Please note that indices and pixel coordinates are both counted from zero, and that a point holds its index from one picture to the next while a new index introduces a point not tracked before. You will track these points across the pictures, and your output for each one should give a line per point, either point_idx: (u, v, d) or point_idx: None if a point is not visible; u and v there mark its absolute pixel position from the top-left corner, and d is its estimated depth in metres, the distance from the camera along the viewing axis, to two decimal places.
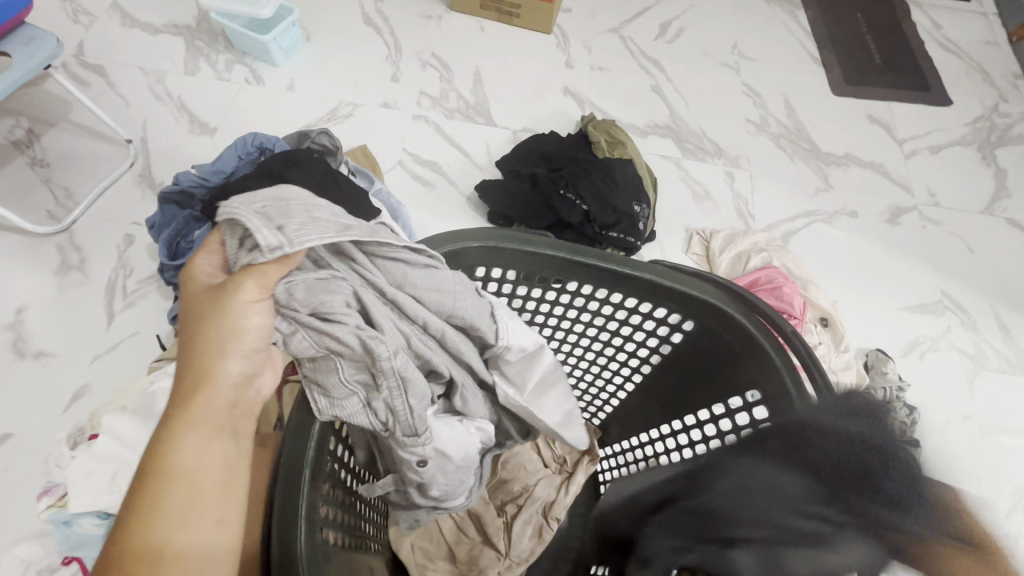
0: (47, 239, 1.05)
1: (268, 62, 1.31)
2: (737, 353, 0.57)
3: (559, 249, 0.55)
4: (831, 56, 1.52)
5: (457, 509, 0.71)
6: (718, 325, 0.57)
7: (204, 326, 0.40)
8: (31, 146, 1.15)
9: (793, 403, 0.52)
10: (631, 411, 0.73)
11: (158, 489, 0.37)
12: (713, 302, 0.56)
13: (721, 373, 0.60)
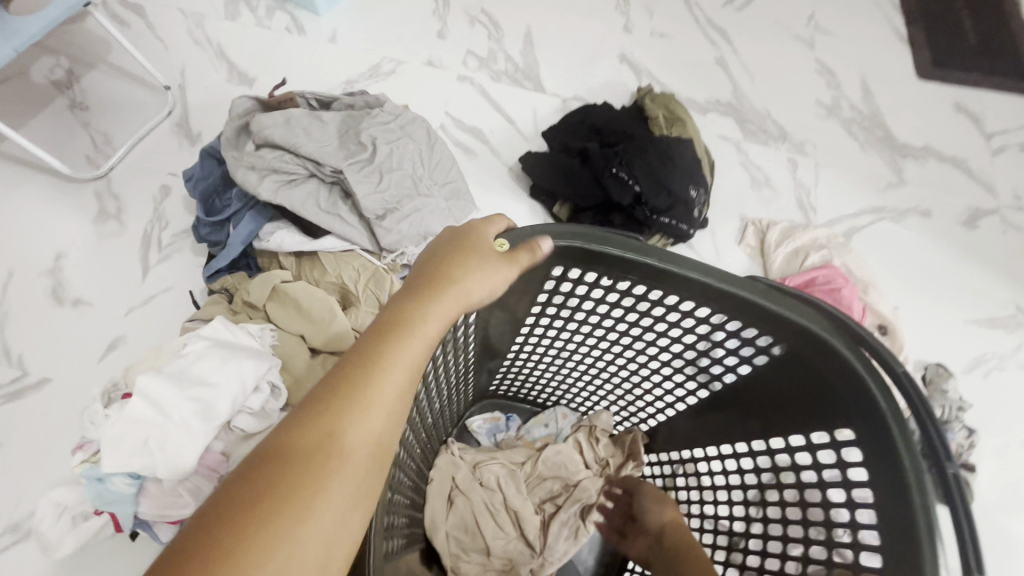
0: (86, 185, 1.04)
1: (310, 11, 1.25)
2: (835, 387, 0.52)
3: (643, 255, 0.50)
4: (919, 34, 1.38)
5: (494, 503, 0.68)
6: (816, 353, 0.51)
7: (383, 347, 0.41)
8: (70, 87, 1.12)
9: (899, 455, 0.48)
10: (682, 423, 0.69)
11: (355, 384, 0.39)
12: (811, 328, 0.50)
13: (811, 402, 0.55)
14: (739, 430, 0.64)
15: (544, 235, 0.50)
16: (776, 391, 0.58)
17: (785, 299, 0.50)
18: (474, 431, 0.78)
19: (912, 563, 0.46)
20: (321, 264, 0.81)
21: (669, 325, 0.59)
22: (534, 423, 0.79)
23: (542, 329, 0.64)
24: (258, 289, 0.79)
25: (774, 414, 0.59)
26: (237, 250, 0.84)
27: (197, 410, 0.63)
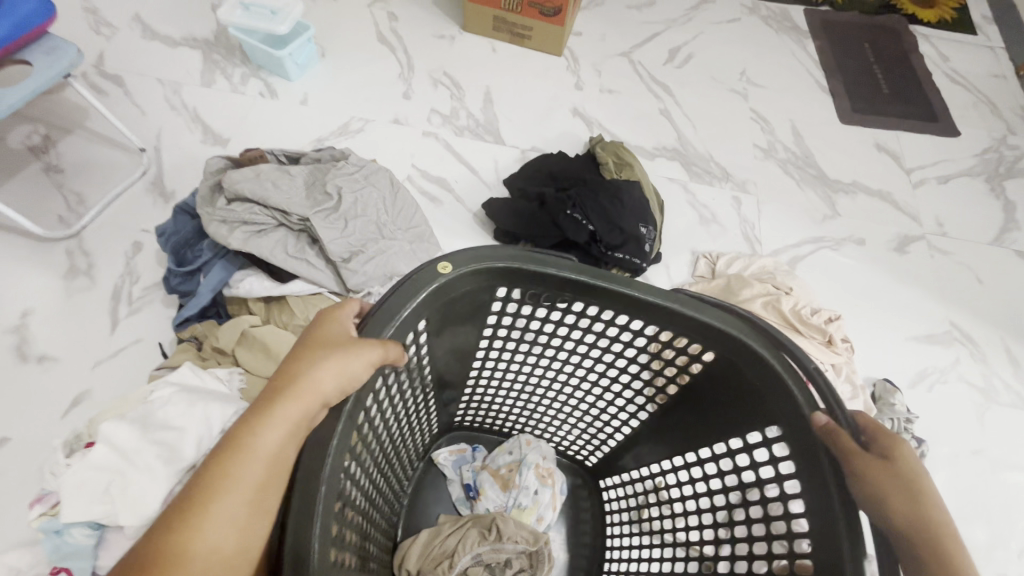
0: (57, 243, 1.06)
1: (283, 77, 1.33)
2: (761, 387, 0.56)
3: (580, 273, 0.56)
4: (839, 85, 1.54)
5: (460, 525, 0.71)
6: (739, 356, 0.56)
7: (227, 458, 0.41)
8: (46, 152, 1.16)
9: (819, 446, 0.51)
10: (640, 446, 0.71)
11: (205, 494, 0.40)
12: (729, 330, 0.55)
13: (743, 407, 0.59)
14: (688, 438, 0.66)
15: (480, 258, 0.55)
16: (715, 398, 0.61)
17: (704, 307, 0.56)
18: (440, 464, 0.78)
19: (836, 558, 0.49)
20: (288, 307, 0.84)
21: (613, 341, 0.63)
22: (499, 451, 0.79)
23: (497, 354, 0.68)
24: (226, 334, 0.82)
25: (713, 421, 0.63)
26: (207, 298, 0.86)
27: (160, 453, 0.63)
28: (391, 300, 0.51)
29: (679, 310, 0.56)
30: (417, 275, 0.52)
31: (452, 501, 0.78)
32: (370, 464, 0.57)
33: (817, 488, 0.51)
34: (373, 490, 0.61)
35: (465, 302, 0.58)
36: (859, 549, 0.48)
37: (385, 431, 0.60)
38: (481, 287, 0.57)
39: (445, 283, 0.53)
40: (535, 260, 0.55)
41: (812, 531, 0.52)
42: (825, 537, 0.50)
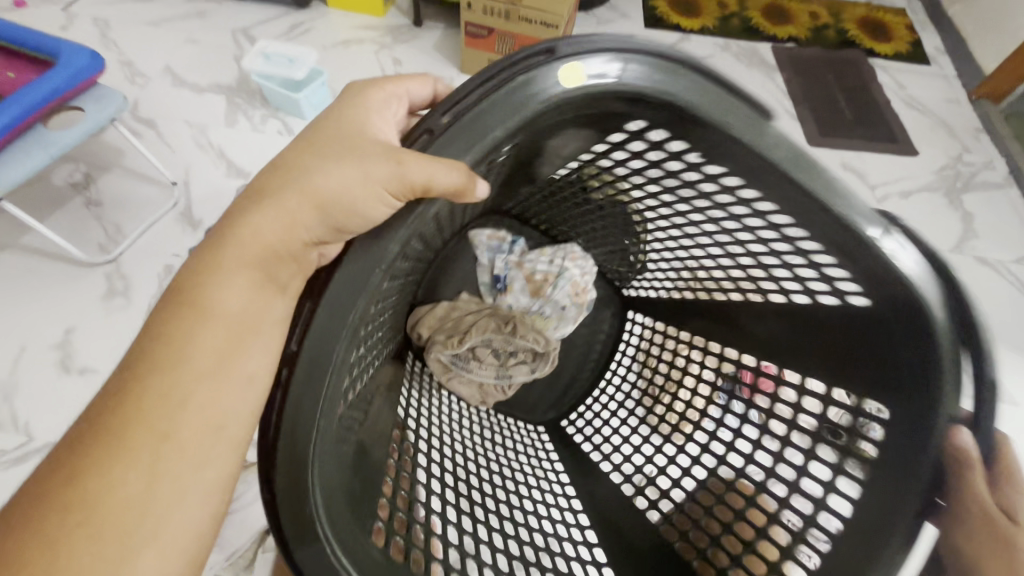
0: (97, 268, 1.17)
1: (298, 116, 1.47)
2: (901, 353, 0.57)
3: (756, 163, 0.53)
4: (805, 112, 1.68)
5: (477, 313, 0.87)
6: (900, 313, 0.56)
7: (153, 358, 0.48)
8: (87, 188, 1.29)
9: (919, 456, 0.53)
10: (751, 319, 0.74)
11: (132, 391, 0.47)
12: (847, 216, 0.52)
13: (867, 355, 0.61)
14: (817, 349, 0.68)
15: (669, 101, 0.51)
16: (849, 328, 0.63)
17: (832, 191, 0.52)
18: (477, 243, 0.89)
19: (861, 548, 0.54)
20: None
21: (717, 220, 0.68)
22: (537, 254, 0.90)
23: (615, 176, 0.71)
24: None
25: (854, 339, 0.63)
26: None
27: None
28: (500, 97, 0.49)
29: (782, 170, 0.52)
30: (538, 70, 0.49)
31: (479, 284, 0.91)
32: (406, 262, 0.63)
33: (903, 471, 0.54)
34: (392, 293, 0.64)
35: (614, 123, 0.58)
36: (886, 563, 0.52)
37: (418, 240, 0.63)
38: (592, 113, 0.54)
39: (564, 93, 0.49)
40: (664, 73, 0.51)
41: (861, 509, 0.56)
42: (876, 513, 0.55)
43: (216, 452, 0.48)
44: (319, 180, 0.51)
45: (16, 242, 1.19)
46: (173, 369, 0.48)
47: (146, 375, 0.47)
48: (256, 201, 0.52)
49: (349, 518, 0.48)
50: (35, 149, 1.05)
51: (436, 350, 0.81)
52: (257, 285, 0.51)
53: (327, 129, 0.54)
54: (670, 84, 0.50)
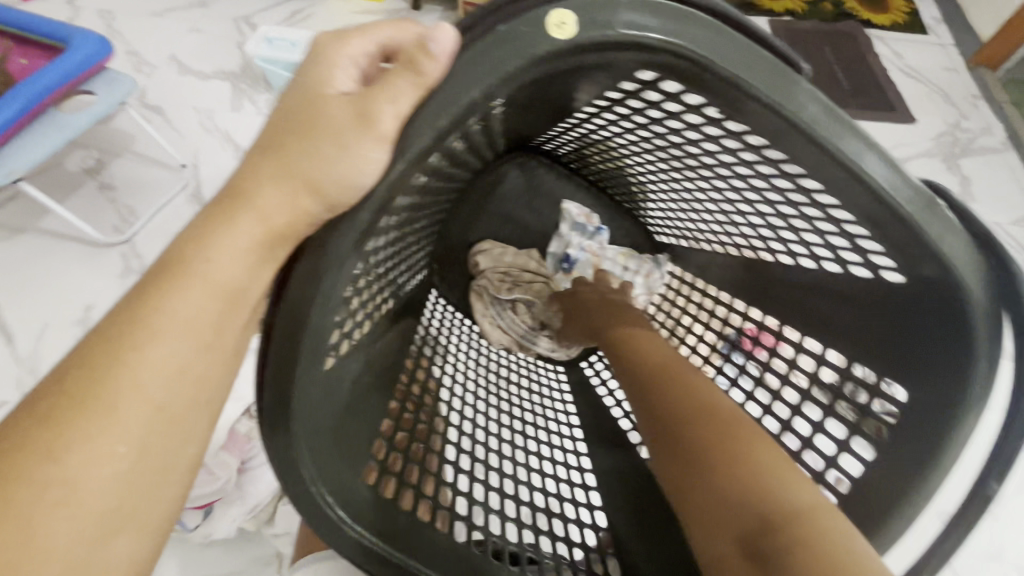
0: (113, 248, 1.20)
1: None
2: (919, 305, 0.55)
3: (768, 83, 0.45)
4: None
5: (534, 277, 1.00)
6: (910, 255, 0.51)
7: (138, 306, 0.42)
8: (100, 173, 1.32)
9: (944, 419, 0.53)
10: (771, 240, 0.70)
11: (119, 333, 0.41)
12: (885, 192, 0.48)
13: (900, 330, 0.58)
14: (841, 287, 0.64)
15: (670, 17, 0.43)
16: (883, 300, 0.59)
17: (868, 155, 0.47)
18: (568, 212, 0.95)
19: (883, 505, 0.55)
20: None
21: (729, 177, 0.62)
22: (617, 257, 0.96)
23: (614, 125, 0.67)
24: None
25: (875, 287, 0.59)
26: None
27: None
28: (469, 59, 0.42)
29: (819, 138, 0.46)
30: (526, 26, 0.42)
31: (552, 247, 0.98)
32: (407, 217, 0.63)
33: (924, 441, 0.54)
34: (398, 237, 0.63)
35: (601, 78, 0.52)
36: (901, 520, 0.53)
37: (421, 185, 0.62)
38: (581, 74, 0.49)
39: (555, 51, 0.42)
40: (679, 21, 0.43)
41: (871, 472, 0.58)
42: (887, 482, 0.55)
43: (202, 418, 0.44)
44: (309, 147, 0.43)
45: (34, 226, 1.22)
46: (159, 333, 0.41)
47: (127, 335, 0.41)
48: (263, 158, 0.45)
49: (342, 465, 0.50)
50: (51, 132, 1.09)
51: (486, 275, 0.96)
52: (257, 255, 0.44)
53: (294, 87, 0.46)
54: (698, 45, 0.43)
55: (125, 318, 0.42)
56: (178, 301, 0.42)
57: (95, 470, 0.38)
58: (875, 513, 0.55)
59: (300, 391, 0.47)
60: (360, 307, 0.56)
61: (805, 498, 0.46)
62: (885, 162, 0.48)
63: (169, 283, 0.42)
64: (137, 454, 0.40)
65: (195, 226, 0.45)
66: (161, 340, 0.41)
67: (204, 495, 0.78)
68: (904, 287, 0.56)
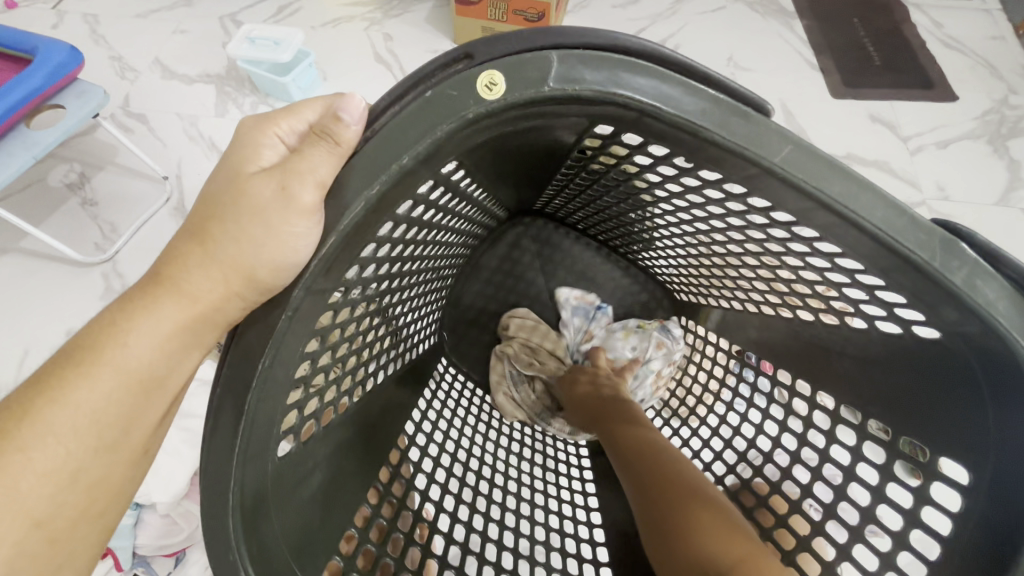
0: (94, 268, 1.16)
1: (287, 101, 1.42)
2: (966, 370, 0.49)
3: (713, 120, 0.43)
4: (828, 62, 1.54)
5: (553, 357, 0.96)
6: (926, 301, 0.45)
7: (84, 350, 0.48)
8: (82, 187, 1.28)
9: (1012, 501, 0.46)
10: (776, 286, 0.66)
11: (63, 374, 0.47)
12: (886, 232, 0.42)
13: (939, 393, 0.54)
14: (862, 353, 0.61)
15: (612, 82, 0.43)
16: (921, 361, 0.54)
17: (866, 197, 0.42)
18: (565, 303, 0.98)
19: None
20: None
21: (725, 225, 0.60)
22: (624, 342, 0.95)
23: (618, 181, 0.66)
24: None
25: (906, 348, 0.55)
26: None
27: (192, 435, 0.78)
28: (399, 126, 0.45)
29: (797, 184, 0.43)
30: (446, 93, 0.44)
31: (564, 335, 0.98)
32: (387, 277, 0.63)
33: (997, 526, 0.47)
34: (376, 297, 0.63)
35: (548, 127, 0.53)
36: None
37: (404, 249, 0.62)
38: (530, 119, 0.48)
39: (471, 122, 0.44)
40: (609, 68, 0.44)
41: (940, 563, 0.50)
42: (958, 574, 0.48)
43: (117, 459, 0.48)
44: (237, 235, 0.49)
45: (15, 246, 1.19)
46: (90, 378, 0.47)
47: (66, 376, 0.47)
48: (184, 245, 0.50)
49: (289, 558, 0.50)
50: (19, 150, 1.04)
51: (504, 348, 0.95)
52: (176, 340, 0.50)
53: (219, 170, 0.52)
54: (612, 77, 0.43)
55: (68, 362, 0.47)
56: (116, 351, 0.48)
57: (12, 496, 0.44)
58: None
59: (243, 468, 0.47)
60: (319, 371, 0.56)
61: (729, 554, 0.48)
62: (887, 205, 0.42)
63: (106, 336, 0.48)
64: (65, 518, 0.46)
65: (113, 307, 0.50)
66: (97, 383, 0.47)
67: (170, 542, 0.76)
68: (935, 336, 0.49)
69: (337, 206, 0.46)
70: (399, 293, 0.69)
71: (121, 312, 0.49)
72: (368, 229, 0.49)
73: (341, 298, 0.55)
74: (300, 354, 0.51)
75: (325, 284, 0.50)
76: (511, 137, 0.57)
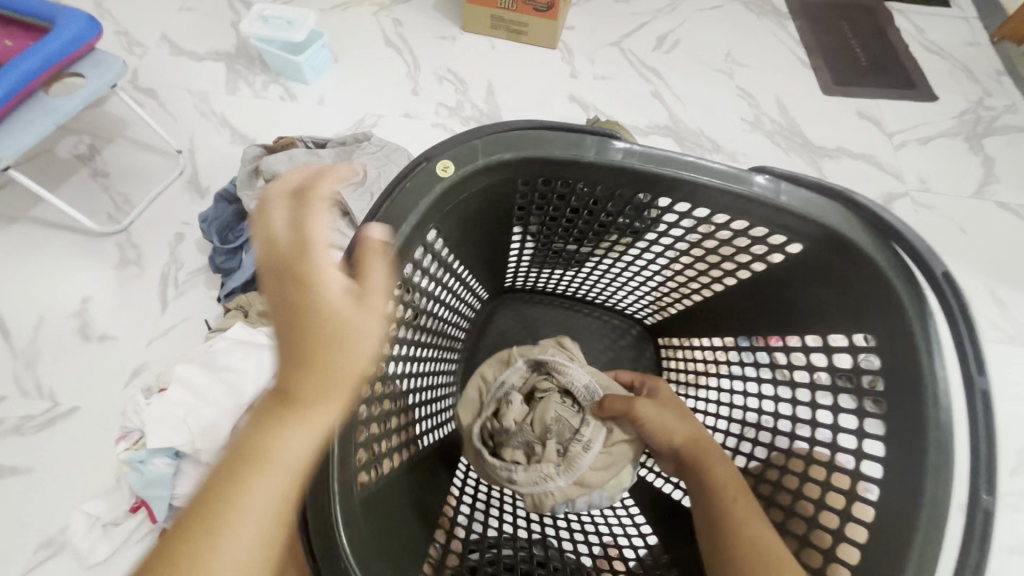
0: (107, 238, 1.17)
1: (299, 81, 1.44)
2: (853, 290, 0.63)
3: (638, 159, 0.62)
4: (819, 60, 1.63)
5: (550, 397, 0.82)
6: (833, 247, 0.62)
7: (233, 461, 0.43)
8: (92, 159, 1.28)
9: (920, 395, 0.57)
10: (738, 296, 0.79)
11: (219, 495, 0.41)
12: (800, 208, 0.61)
13: (851, 316, 0.65)
14: (787, 324, 0.75)
15: (546, 140, 0.61)
16: (837, 309, 0.67)
17: (764, 185, 0.61)
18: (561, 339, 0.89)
19: (910, 494, 0.55)
20: None
21: (688, 242, 0.74)
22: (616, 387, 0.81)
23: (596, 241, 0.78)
24: None
25: (831, 315, 0.68)
26: (252, 270, 0.97)
27: (227, 391, 0.82)
28: (396, 201, 0.56)
29: (722, 186, 0.62)
30: (421, 178, 0.57)
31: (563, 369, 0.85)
32: (420, 312, 0.69)
33: (907, 419, 0.58)
34: (415, 338, 0.70)
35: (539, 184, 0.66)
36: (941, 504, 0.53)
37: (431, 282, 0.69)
38: (512, 175, 0.63)
39: (445, 188, 0.58)
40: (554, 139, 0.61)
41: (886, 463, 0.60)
42: (898, 465, 0.58)
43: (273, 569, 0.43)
44: (352, 332, 0.46)
45: (26, 215, 1.19)
46: (249, 493, 0.42)
47: (224, 488, 0.41)
48: (291, 350, 0.46)
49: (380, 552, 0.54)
50: (38, 116, 1.04)
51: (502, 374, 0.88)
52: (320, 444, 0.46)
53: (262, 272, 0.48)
54: (520, 150, 0.61)
55: (224, 477, 0.42)
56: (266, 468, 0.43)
57: None
58: (899, 532, 0.54)
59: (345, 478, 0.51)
60: (381, 405, 0.62)
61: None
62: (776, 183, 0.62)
63: (257, 455, 0.43)
64: None
65: (247, 425, 0.45)
66: (260, 502, 0.42)
67: None
68: (801, 256, 0.67)
69: (366, 269, 0.54)
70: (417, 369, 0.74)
71: (255, 423, 0.45)
72: (411, 244, 0.58)
73: (387, 335, 0.61)
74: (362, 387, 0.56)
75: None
76: (505, 202, 0.69)
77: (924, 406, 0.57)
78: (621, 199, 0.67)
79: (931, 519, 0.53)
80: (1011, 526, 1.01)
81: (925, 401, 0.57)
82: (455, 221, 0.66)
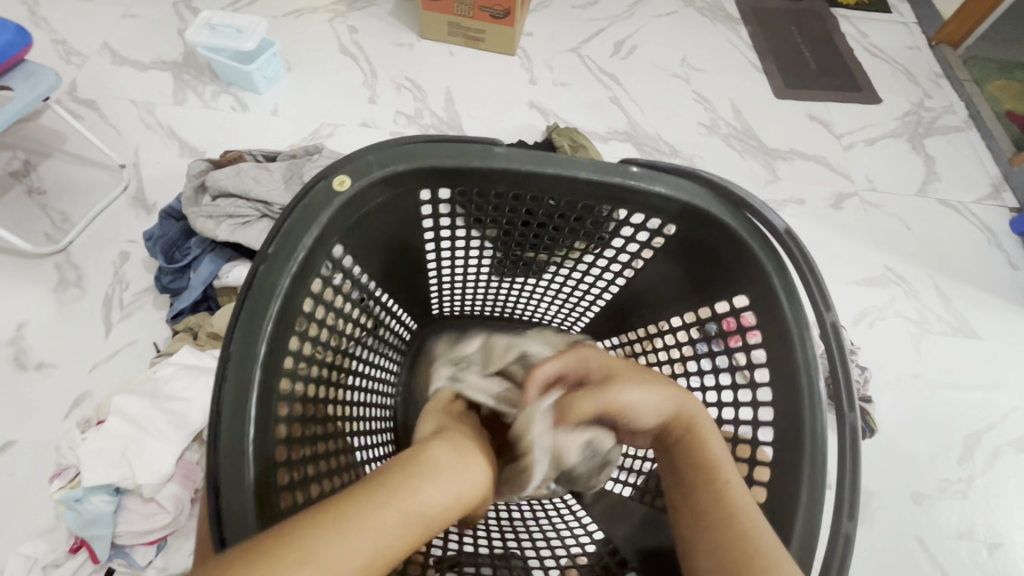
0: (45, 259, 1.10)
1: (251, 91, 1.40)
2: (732, 262, 0.65)
3: (519, 158, 0.63)
4: (770, 65, 1.67)
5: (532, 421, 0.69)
6: (701, 226, 0.65)
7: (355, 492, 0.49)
8: (27, 176, 1.21)
9: (795, 359, 0.60)
10: (639, 289, 0.78)
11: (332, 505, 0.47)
12: (673, 194, 0.63)
13: (731, 288, 0.67)
14: (678, 303, 0.75)
15: (417, 152, 0.61)
16: (720, 289, 0.68)
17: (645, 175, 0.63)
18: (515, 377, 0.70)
19: (797, 463, 0.58)
20: None
21: (598, 246, 0.74)
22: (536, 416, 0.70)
23: (510, 251, 0.77)
24: (220, 319, 0.89)
25: (715, 289, 0.69)
26: (199, 291, 0.93)
27: (171, 419, 0.79)
28: (289, 224, 0.55)
29: (607, 181, 0.63)
30: (315, 196, 0.56)
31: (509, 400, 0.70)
32: (343, 329, 0.69)
33: (787, 392, 0.61)
34: (342, 356, 0.70)
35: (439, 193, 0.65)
36: (818, 457, 0.57)
37: (352, 297, 0.69)
38: (401, 189, 0.63)
39: (339, 208, 0.57)
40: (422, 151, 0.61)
41: (775, 436, 0.62)
42: (786, 434, 0.60)
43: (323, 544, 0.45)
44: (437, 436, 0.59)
45: None
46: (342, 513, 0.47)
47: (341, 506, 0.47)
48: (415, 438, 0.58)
49: None
50: None
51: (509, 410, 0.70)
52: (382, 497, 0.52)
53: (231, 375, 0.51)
54: (408, 162, 0.60)
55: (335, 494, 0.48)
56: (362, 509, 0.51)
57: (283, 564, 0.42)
58: (788, 494, 0.57)
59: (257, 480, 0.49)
60: (305, 421, 0.61)
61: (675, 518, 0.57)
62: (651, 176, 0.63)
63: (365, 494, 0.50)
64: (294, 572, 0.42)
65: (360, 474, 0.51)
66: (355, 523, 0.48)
67: (151, 529, 0.76)
68: (680, 236, 0.68)
69: (263, 285, 0.53)
70: (353, 392, 0.73)
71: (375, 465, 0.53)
72: (314, 262, 0.58)
73: (302, 353, 0.60)
74: (277, 399, 0.55)
75: (283, 342, 0.56)
76: (409, 218, 0.68)
77: (802, 371, 0.60)
78: (521, 202, 0.67)
79: (812, 483, 0.56)
80: (961, 510, 1.05)
81: (797, 363, 0.60)
82: (362, 243, 0.66)
